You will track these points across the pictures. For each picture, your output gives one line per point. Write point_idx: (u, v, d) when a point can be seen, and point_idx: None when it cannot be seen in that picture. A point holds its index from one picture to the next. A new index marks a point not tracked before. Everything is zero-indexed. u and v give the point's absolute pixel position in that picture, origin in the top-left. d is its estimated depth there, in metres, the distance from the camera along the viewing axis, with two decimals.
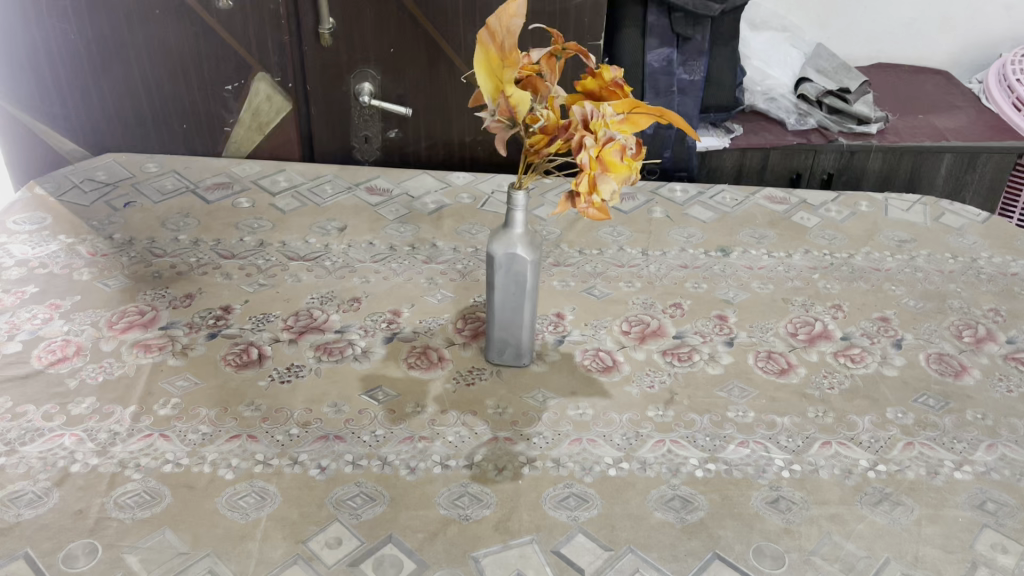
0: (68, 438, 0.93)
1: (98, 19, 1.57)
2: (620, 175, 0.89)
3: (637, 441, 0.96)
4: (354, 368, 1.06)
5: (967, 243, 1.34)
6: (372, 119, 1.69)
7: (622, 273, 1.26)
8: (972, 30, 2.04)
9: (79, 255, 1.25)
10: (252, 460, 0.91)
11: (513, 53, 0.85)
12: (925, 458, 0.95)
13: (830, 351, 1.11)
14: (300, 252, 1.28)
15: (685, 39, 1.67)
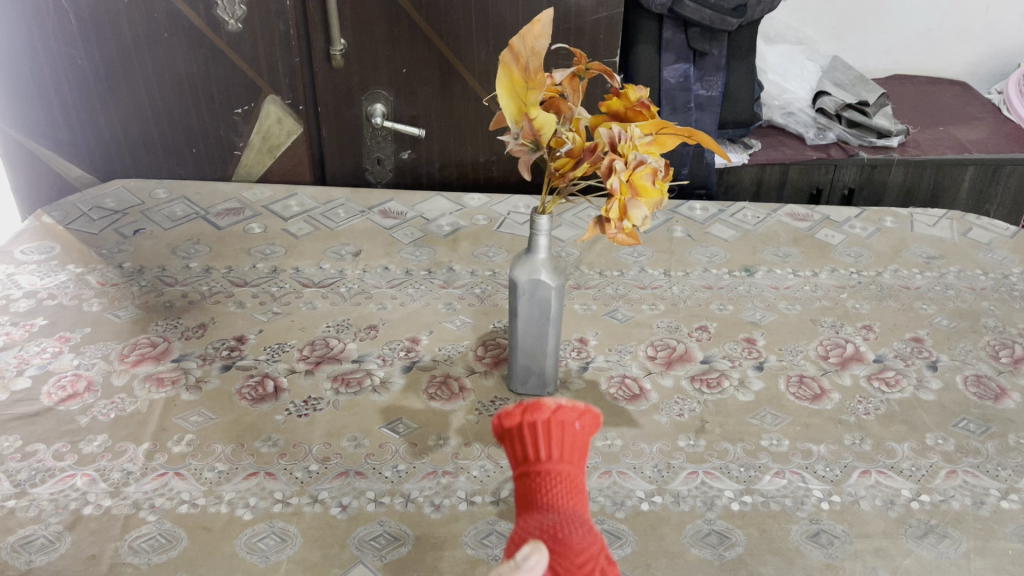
0: (80, 478, 0.90)
1: (106, 44, 1.54)
2: (651, 199, 0.87)
3: (670, 473, 0.92)
4: (374, 400, 1.02)
5: (997, 259, 1.31)
6: (385, 141, 1.67)
7: (644, 295, 1.23)
8: (989, 40, 2.01)
9: (88, 285, 1.22)
10: (270, 499, 0.88)
11: (537, 75, 0.82)
12: (970, 486, 0.91)
13: (863, 374, 1.07)
14: (314, 278, 1.25)
15: (701, 54, 1.64)
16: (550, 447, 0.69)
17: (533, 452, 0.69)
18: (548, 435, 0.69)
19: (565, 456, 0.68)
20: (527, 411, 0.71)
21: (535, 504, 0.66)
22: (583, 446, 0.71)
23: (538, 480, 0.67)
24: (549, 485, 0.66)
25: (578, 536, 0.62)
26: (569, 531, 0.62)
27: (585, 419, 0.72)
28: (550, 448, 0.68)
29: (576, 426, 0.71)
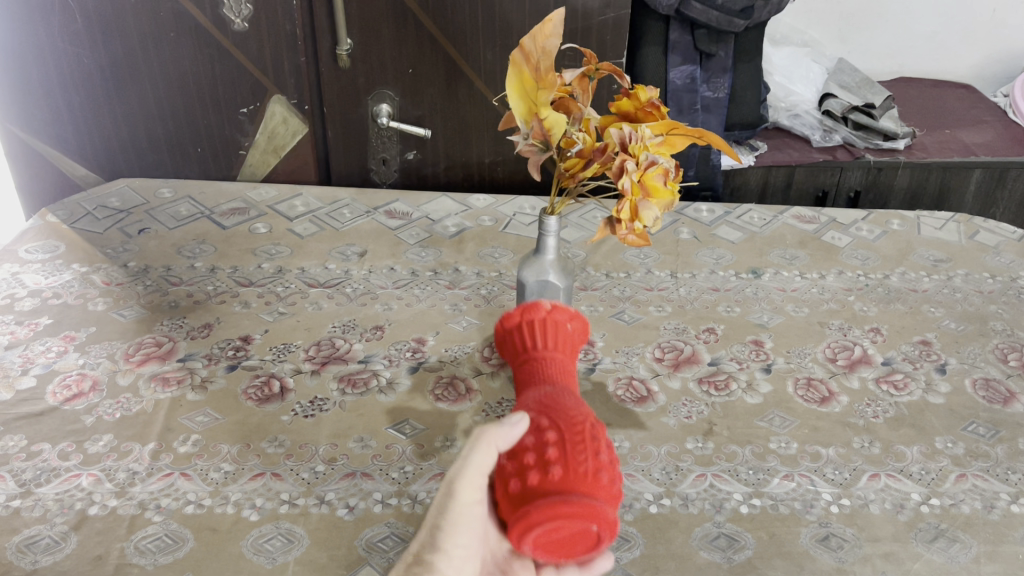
0: (85, 478, 0.89)
1: (112, 43, 1.54)
2: (661, 200, 0.87)
3: (678, 476, 0.92)
4: (380, 401, 1.02)
5: (1004, 262, 1.30)
6: (390, 141, 1.67)
7: (651, 297, 1.22)
8: (995, 43, 2.01)
9: (93, 284, 1.22)
10: (277, 500, 0.88)
11: (548, 75, 0.82)
12: (979, 490, 0.91)
13: (872, 377, 1.07)
14: (320, 278, 1.25)
15: (708, 56, 1.64)
16: (543, 339, 0.81)
17: (524, 350, 0.81)
18: (541, 328, 0.81)
19: (558, 346, 0.81)
20: (514, 317, 0.84)
21: (530, 385, 0.77)
22: (574, 345, 0.82)
23: (530, 367, 0.80)
24: (543, 370, 0.78)
25: (566, 403, 0.71)
26: (562, 402, 0.71)
27: (576, 322, 0.84)
28: (540, 339, 0.81)
29: (567, 326, 0.82)
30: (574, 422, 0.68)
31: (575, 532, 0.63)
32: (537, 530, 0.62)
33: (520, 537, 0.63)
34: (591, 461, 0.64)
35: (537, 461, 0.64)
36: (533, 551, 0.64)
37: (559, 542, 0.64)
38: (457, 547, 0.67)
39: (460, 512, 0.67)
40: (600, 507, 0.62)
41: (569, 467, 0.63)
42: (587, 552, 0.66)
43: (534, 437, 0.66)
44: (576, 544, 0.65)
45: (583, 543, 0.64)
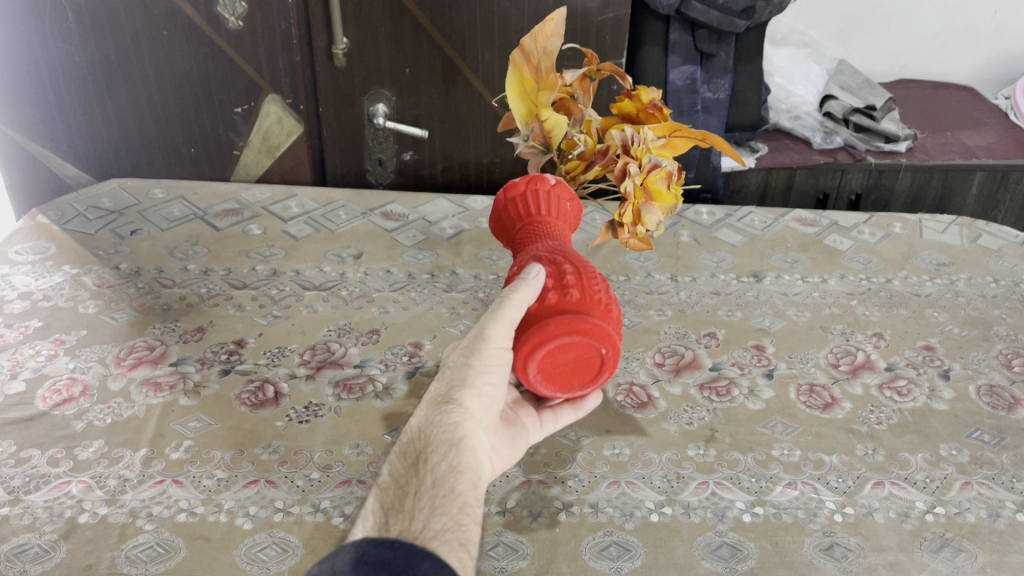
0: (75, 485, 0.88)
1: (105, 41, 1.52)
2: (665, 204, 0.86)
3: (679, 484, 0.90)
4: (376, 406, 1.00)
5: (1007, 266, 1.29)
6: (387, 141, 1.65)
7: (651, 300, 1.21)
8: (996, 45, 2.00)
9: (84, 286, 1.20)
10: (271, 508, 0.86)
11: (549, 76, 0.83)
12: (985, 498, 0.89)
13: (875, 383, 1.05)
14: (315, 281, 1.23)
15: (708, 56, 1.63)
16: (544, 206, 0.87)
17: (523, 215, 0.88)
18: (544, 197, 0.87)
19: (556, 214, 0.87)
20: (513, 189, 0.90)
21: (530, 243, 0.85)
22: (569, 220, 0.89)
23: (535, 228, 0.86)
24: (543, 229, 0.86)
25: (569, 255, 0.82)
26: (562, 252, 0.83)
27: (573, 205, 0.89)
28: (545, 207, 0.87)
29: (567, 205, 0.88)
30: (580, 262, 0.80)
31: (582, 357, 0.75)
32: (551, 343, 0.73)
33: (540, 348, 0.73)
34: (598, 291, 0.78)
35: (555, 285, 0.77)
36: (543, 372, 0.75)
37: (567, 362, 0.76)
38: (488, 386, 0.70)
39: (495, 354, 0.71)
40: (609, 332, 0.75)
41: (584, 292, 0.77)
42: (583, 387, 0.78)
43: (549, 279, 0.77)
44: (579, 368, 0.76)
45: (585, 369, 0.76)
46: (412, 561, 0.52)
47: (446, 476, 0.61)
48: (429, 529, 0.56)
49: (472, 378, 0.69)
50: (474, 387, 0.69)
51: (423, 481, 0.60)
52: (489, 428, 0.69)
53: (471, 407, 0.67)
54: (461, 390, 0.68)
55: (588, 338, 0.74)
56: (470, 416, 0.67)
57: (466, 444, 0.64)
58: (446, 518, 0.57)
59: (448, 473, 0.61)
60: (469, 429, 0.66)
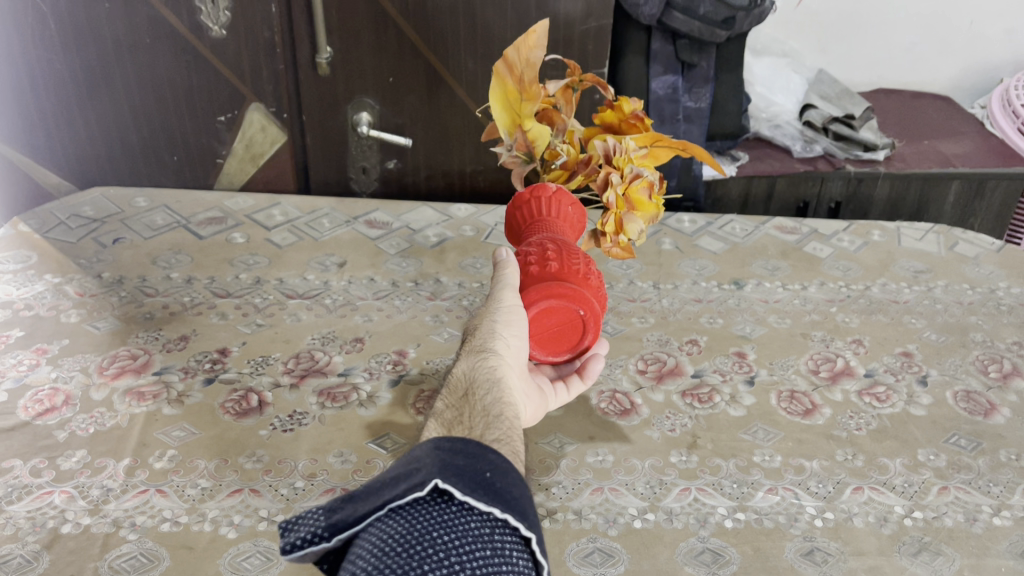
0: (58, 495, 0.87)
1: (87, 50, 1.51)
2: (646, 213, 0.88)
3: (662, 490, 0.91)
4: (361, 414, 1.00)
5: (984, 273, 1.31)
6: (370, 150, 1.65)
7: (634, 308, 1.22)
8: (972, 55, 2.03)
9: (66, 295, 1.19)
10: (255, 516, 0.86)
11: (531, 86, 0.85)
12: (962, 503, 0.91)
13: (854, 390, 1.07)
14: (299, 289, 1.23)
15: (690, 66, 1.65)
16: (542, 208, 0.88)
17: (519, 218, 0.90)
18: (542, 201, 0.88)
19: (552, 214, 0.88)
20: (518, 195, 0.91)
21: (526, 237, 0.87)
22: (571, 223, 0.88)
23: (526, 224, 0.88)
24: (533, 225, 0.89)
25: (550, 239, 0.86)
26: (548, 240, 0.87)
27: (575, 209, 0.89)
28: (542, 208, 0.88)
29: (569, 209, 0.88)
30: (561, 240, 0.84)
31: (565, 321, 0.80)
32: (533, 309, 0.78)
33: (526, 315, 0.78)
34: (576, 262, 0.82)
35: (538, 259, 0.82)
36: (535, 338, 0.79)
37: (554, 328, 0.79)
38: (513, 338, 0.74)
39: (509, 314, 0.76)
40: (588, 297, 0.79)
41: (563, 264, 0.81)
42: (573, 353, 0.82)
43: (532, 256, 0.82)
44: (564, 334, 0.80)
45: (570, 334, 0.80)
46: (480, 451, 0.55)
47: (493, 404, 0.64)
48: (488, 436, 0.59)
49: (495, 330, 0.74)
50: (503, 338, 0.73)
51: (474, 405, 0.63)
52: (522, 377, 0.74)
53: (504, 354, 0.72)
54: (491, 341, 0.72)
55: (567, 301, 0.78)
56: (504, 361, 0.70)
57: (505, 383, 0.68)
58: (501, 430, 0.60)
59: (494, 401, 0.64)
60: (507, 372, 0.70)
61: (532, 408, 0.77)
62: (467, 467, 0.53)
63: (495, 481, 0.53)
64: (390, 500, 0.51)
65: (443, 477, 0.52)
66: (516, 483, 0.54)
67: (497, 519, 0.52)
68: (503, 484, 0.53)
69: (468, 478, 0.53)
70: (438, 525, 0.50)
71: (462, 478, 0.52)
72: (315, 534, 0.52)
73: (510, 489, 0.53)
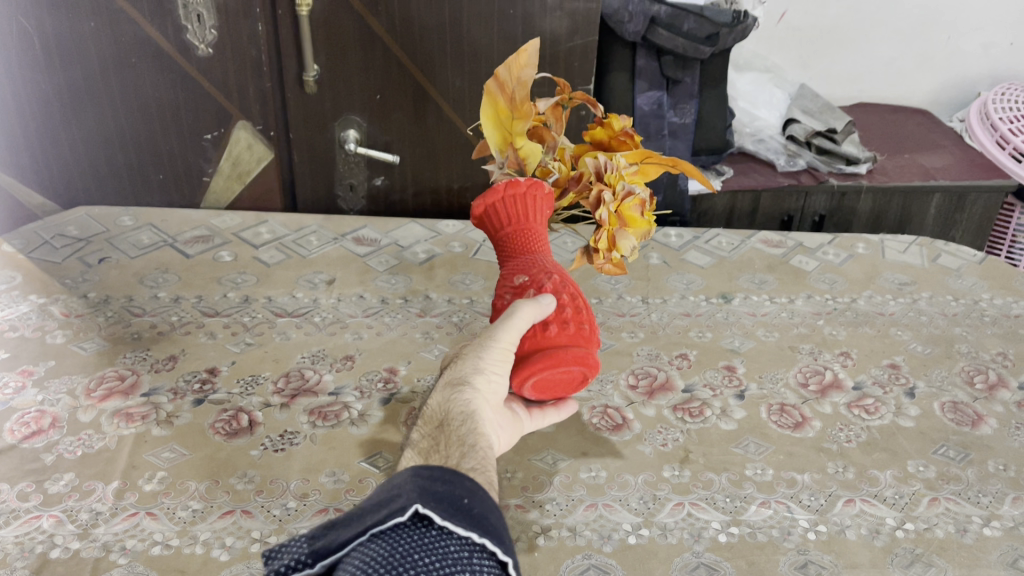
0: (46, 520, 0.86)
1: (72, 68, 1.50)
2: (639, 229, 0.89)
3: (656, 505, 0.91)
4: (353, 433, 1.00)
5: (966, 284, 1.33)
6: (357, 167, 1.66)
7: (624, 322, 1.22)
8: (950, 69, 2.06)
9: (51, 316, 1.18)
10: (247, 538, 0.85)
11: (523, 104, 0.85)
12: (952, 514, 0.91)
13: (843, 402, 1.08)
14: (288, 307, 1.23)
15: (675, 82, 1.66)
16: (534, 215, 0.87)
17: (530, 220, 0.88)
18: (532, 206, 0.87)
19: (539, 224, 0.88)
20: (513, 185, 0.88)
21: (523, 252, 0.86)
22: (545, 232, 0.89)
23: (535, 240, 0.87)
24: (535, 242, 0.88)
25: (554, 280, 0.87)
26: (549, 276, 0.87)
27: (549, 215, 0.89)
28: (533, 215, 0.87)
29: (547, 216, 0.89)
30: (578, 287, 0.85)
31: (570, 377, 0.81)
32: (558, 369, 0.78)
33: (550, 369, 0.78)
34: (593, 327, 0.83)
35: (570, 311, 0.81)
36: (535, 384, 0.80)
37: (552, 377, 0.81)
38: (496, 375, 0.74)
39: (497, 351, 0.75)
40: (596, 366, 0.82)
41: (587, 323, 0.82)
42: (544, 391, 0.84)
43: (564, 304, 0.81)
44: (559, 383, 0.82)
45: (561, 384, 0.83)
46: (457, 478, 0.57)
47: (469, 433, 0.65)
48: (464, 465, 0.60)
49: (478, 364, 0.74)
50: (483, 373, 0.74)
51: (449, 434, 0.65)
52: (496, 412, 0.74)
53: (482, 388, 0.72)
54: (470, 375, 0.73)
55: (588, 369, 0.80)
56: (480, 395, 0.71)
57: (478, 417, 0.69)
58: (475, 459, 0.62)
59: (470, 431, 0.65)
60: (480, 406, 0.70)
61: (510, 435, 0.76)
62: (447, 493, 0.56)
63: (473, 507, 0.56)
64: (373, 525, 0.53)
65: (423, 502, 0.54)
66: (491, 508, 0.57)
67: (475, 543, 0.54)
68: (481, 509, 0.56)
69: (447, 503, 0.55)
70: (420, 548, 0.52)
71: (441, 504, 0.54)
72: (297, 561, 0.53)
73: (487, 514, 0.56)
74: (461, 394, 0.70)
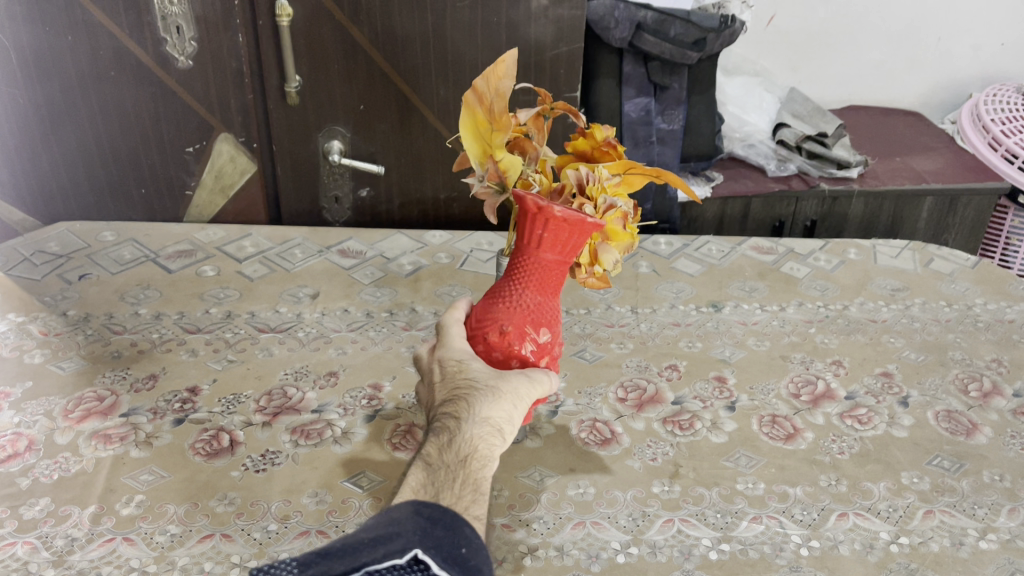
0: (21, 547, 0.84)
1: (49, 82, 1.48)
2: (621, 242, 0.87)
3: (645, 523, 0.89)
4: (335, 452, 0.98)
5: (959, 290, 1.31)
6: (342, 178, 1.64)
7: (612, 333, 1.20)
8: (941, 71, 2.05)
9: (30, 335, 1.16)
10: (227, 563, 0.83)
11: (502, 116, 0.83)
12: (948, 527, 0.89)
13: (835, 413, 1.06)
14: (271, 323, 1.21)
15: (662, 88, 1.65)
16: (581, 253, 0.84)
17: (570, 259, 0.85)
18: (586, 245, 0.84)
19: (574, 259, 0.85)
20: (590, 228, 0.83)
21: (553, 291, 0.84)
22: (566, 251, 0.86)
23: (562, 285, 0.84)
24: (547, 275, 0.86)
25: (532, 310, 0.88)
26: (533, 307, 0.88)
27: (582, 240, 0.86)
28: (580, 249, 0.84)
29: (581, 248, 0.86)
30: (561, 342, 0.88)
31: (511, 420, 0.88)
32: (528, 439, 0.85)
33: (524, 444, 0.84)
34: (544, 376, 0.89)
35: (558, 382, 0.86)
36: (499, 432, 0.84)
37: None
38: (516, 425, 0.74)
39: (524, 403, 0.75)
40: None
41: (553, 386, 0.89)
42: None
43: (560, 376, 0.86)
44: None
45: None
46: (459, 523, 0.63)
47: (483, 479, 0.68)
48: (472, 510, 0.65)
49: (509, 409, 0.73)
50: (511, 422, 0.73)
51: (466, 476, 0.67)
52: None
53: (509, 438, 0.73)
54: (500, 419, 0.72)
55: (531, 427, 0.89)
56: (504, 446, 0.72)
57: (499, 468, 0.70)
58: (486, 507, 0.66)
59: (483, 476, 0.68)
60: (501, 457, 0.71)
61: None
62: (446, 540, 0.61)
63: (469, 558, 0.61)
64: (369, 563, 0.57)
65: (422, 548, 0.59)
66: (486, 561, 0.62)
67: None
68: (476, 561, 0.61)
69: (446, 551, 0.60)
70: None
71: (440, 551, 0.60)
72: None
73: (481, 567, 0.61)
74: (491, 442, 0.70)
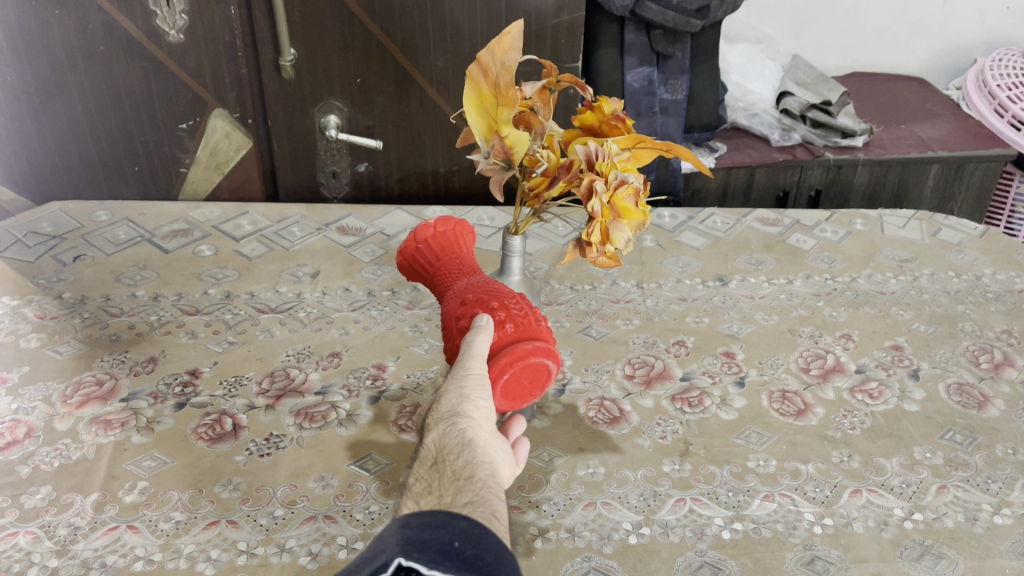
0: (23, 536, 0.83)
1: (38, 58, 1.45)
2: (633, 220, 0.86)
3: (656, 502, 0.88)
4: (340, 435, 0.96)
5: (968, 259, 1.30)
6: (340, 153, 1.61)
7: (618, 309, 1.19)
8: (947, 35, 2.02)
9: (25, 319, 1.14)
10: (233, 550, 0.81)
11: (507, 90, 0.81)
12: (961, 502, 0.88)
13: (846, 387, 1.05)
14: (271, 302, 1.19)
15: (665, 57, 1.62)
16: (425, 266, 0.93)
17: (443, 256, 0.93)
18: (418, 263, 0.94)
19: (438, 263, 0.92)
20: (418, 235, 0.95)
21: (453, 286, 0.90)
22: (442, 246, 0.94)
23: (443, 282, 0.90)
24: (469, 264, 0.91)
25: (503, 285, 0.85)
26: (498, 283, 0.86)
27: (425, 236, 0.94)
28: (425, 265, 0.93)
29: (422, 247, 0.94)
30: (480, 296, 0.82)
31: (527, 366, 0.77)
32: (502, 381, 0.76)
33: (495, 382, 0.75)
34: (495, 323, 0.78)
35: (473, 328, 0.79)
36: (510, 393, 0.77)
37: (519, 385, 0.77)
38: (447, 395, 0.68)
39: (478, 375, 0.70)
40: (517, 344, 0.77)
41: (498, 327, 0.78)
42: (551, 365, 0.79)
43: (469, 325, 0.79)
44: (538, 367, 0.78)
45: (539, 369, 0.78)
46: (451, 520, 0.53)
47: (465, 467, 0.60)
48: (458, 501, 0.56)
49: (462, 394, 0.68)
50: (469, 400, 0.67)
51: (444, 473, 0.60)
52: (498, 440, 0.66)
53: (475, 413, 0.66)
54: (459, 405, 0.67)
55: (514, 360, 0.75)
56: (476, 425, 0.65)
57: (479, 446, 0.63)
58: (474, 492, 0.57)
59: (466, 464, 0.60)
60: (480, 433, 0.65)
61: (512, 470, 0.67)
62: (433, 540, 0.51)
63: (463, 551, 0.51)
64: None
65: (407, 555, 0.50)
66: (491, 550, 0.52)
67: None
68: (474, 551, 0.51)
69: (435, 551, 0.50)
70: None
71: (426, 554, 0.50)
72: None
73: (482, 557, 0.51)
74: (457, 425, 0.64)
